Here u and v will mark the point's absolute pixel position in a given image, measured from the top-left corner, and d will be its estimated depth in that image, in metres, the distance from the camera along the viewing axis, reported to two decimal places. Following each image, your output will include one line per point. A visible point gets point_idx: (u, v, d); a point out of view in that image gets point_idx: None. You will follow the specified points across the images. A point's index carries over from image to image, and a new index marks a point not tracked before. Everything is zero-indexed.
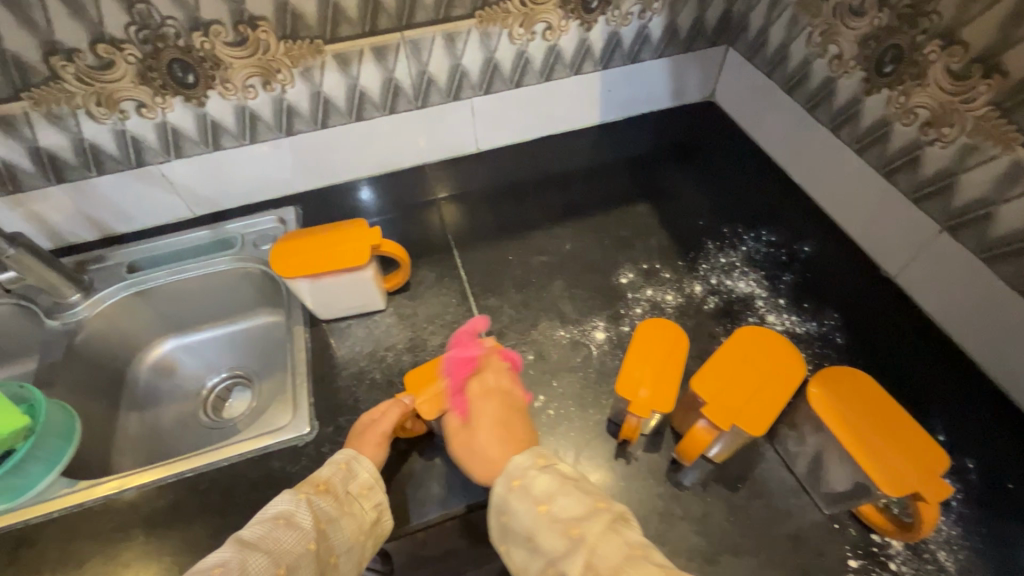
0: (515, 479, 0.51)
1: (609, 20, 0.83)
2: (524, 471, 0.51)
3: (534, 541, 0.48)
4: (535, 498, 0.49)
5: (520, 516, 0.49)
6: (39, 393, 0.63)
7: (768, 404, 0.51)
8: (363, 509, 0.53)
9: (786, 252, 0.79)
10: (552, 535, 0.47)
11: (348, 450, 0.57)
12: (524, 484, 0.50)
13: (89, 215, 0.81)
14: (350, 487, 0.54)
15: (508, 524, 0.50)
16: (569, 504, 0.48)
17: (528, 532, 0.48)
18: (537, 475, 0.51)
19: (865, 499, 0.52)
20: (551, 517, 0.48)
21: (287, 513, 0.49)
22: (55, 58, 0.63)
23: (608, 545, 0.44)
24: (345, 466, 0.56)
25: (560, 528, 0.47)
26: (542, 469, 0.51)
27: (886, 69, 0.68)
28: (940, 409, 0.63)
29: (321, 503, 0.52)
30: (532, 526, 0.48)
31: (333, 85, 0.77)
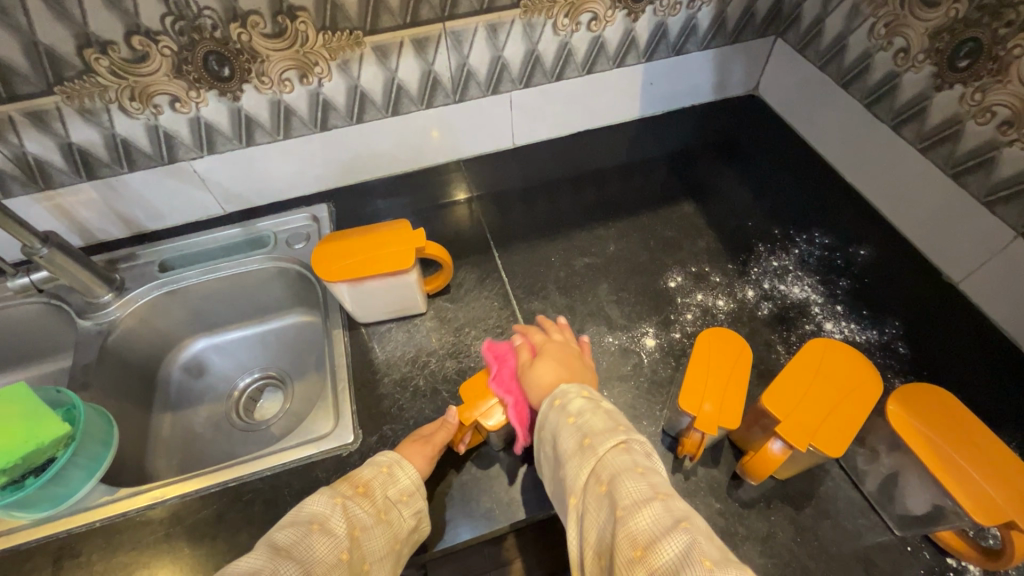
0: (557, 399, 0.51)
1: (656, 9, 0.79)
2: (567, 393, 0.51)
3: (557, 449, 0.48)
4: (566, 412, 0.50)
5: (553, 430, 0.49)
6: (78, 398, 0.61)
7: (846, 423, 0.48)
8: (401, 516, 0.51)
9: (841, 256, 0.76)
10: (568, 443, 0.47)
11: (393, 453, 0.55)
12: (563, 401, 0.51)
13: (120, 213, 0.79)
14: (389, 492, 0.52)
15: (541, 435, 0.51)
16: (596, 418, 0.48)
17: (552, 439, 0.49)
18: (579, 400, 0.50)
19: (946, 523, 0.49)
20: (574, 428, 0.48)
21: (321, 518, 0.47)
22: (88, 51, 0.61)
23: (614, 459, 0.45)
24: (387, 470, 0.53)
25: (579, 437, 0.47)
26: (582, 395, 0.51)
27: (960, 64, 0.64)
28: (1013, 424, 0.60)
29: (355, 507, 0.49)
30: (557, 435, 0.49)
31: (370, 79, 0.74)
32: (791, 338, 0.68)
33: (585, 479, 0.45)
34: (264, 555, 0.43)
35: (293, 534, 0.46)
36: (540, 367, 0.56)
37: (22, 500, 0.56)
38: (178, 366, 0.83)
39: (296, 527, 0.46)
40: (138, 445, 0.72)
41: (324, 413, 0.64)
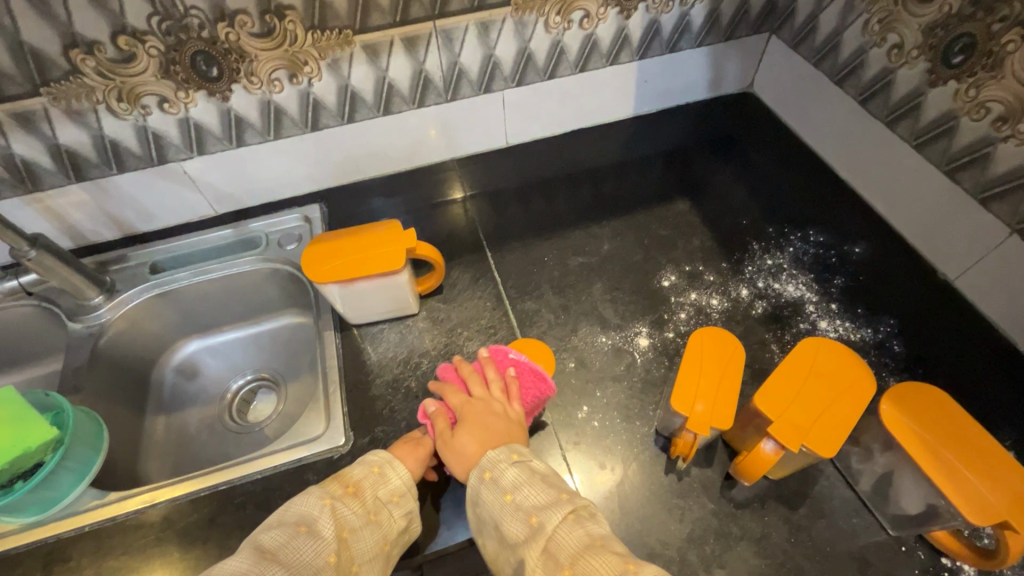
0: (486, 470, 0.50)
1: (649, 7, 0.79)
2: (495, 462, 0.51)
3: (501, 531, 0.48)
4: (502, 487, 0.49)
5: (490, 509, 0.49)
6: (66, 401, 0.61)
7: (838, 422, 0.48)
8: (392, 516, 0.51)
9: (836, 253, 0.76)
10: (513, 525, 0.47)
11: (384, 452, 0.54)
12: (494, 473, 0.50)
13: (110, 215, 0.78)
14: (379, 493, 0.51)
15: (480, 517, 0.50)
16: (533, 494, 0.48)
17: (495, 524, 0.49)
18: (508, 468, 0.50)
19: (940, 522, 0.48)
20: (515, 507, 0.48)
21: (308, 521, 0.47)
22: (75, 51, 0.60)
23: (567, 534, 0.45)
24: (378, 470, 0.52)
25: (523, 516, 0.47)
26: (512, 462, 0.51)
27: (954, 59, 0.63)
28: (1007, 422, 0.60)
29: (344, 508, 0.49)
30: (498, 516, 0.48)
31: (361, 78, 0.73)
32: (786, 337, 0.67)
33: (539, 560, 0.45)
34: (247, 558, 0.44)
35: (278, 538, 0.46)
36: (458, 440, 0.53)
37: (10, 504, 0.55)
38: (170, 369, 0.82)
39: (282, 530, 0.47)
40: (130, 448, 0.72)
41: (315, 415, 0.64)
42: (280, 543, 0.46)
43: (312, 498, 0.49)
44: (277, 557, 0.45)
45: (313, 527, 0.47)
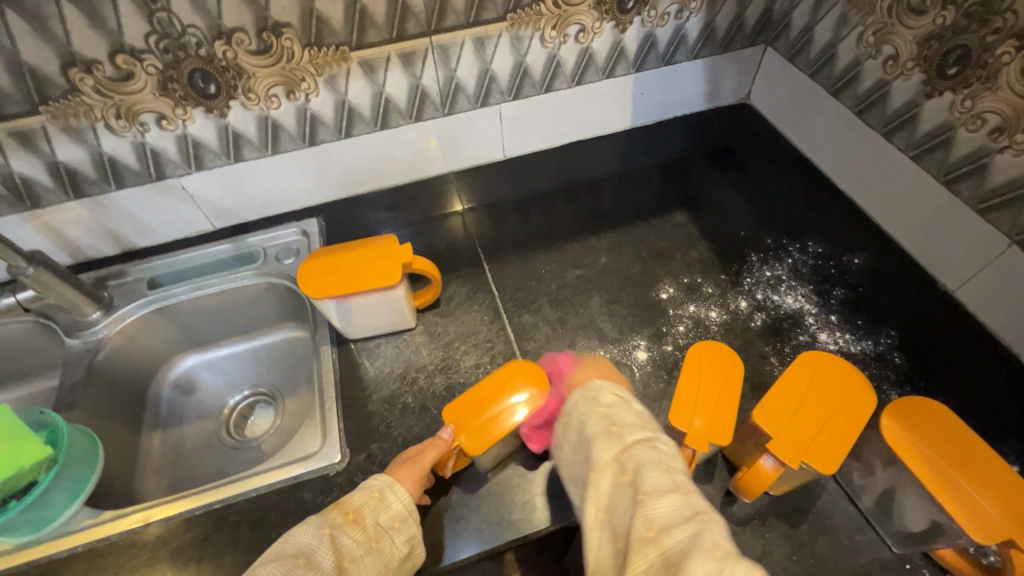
0: (589, 389, 0.51)
1: (644, 20, 0.79)
2: (601, 386, 0.51)
3: (581, 430, 0.48)
4: (598, 399, 0.49)
5: (577, 420, 0.49)
6: (61, 419, 0.60)
7: (837, 440, 0.47)
8: (394, 543, 0.50)
9: (835, 264, 0.75)
10: (595, 424, 0.47)
11: (385, 478, 0.53)
12: (594, 392, 0.50)
13: (108, 230, 0.78)
14: (380, 518, 0.50)
15: (566, 422, 0.50)
16: (623, 413, 0.48)
17: (577, 423, 0.49)
18: (608, 392, 0.50)
19: (944, 540, 0.47)
20: (603, 415, 0.48)
21: (307, 552, 0.46)
22: (73, 70, 0.60)
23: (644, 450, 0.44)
24: (379, 495, 0.52)
25: (611, 423, 0.47)
26: (614, 393, 0.50)
27: (950, 71, 0.63)
28: (1011, 435, 0.59)
29: (343, 537, 0.48)
30: (584, 423, 0.48)
31: (358, 93, 0.74)
32: (785, 350, 0.67)
33: (609, 465, 0.44)
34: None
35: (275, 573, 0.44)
36: (581, 375, 0.56)
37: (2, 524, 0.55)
38: (167, 385, 0.82)
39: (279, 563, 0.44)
40: (126, 465, 0.71)
41: (311, 431, 0.63)
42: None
43: (310, 527, 0.48)
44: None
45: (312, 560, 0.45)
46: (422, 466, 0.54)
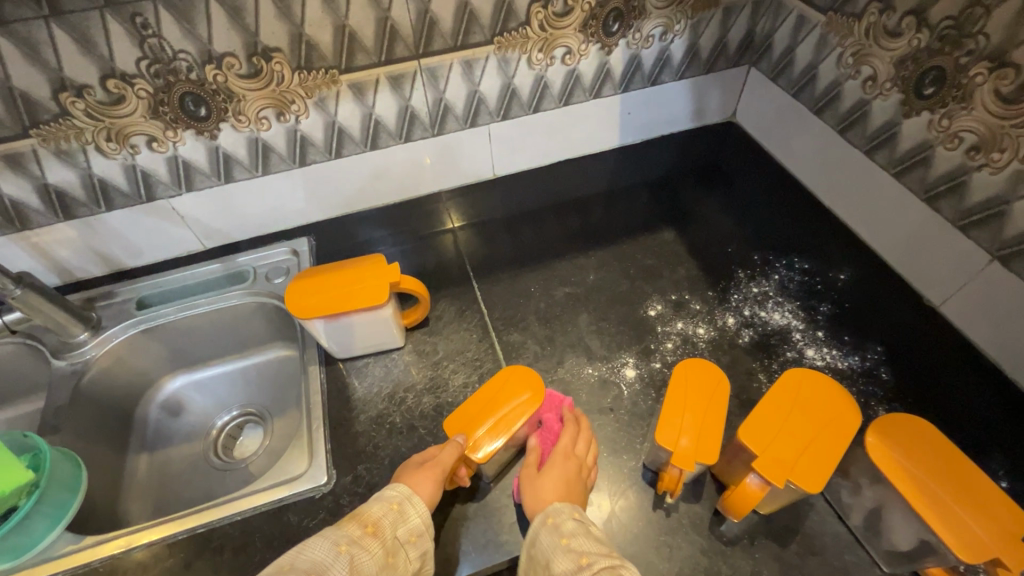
0: (549, 516, 0.50)
1: (629, 43, 0.81)
2: (562, 510, 0.50)
3: (549, 572, 0.47)
4: (560, 531, 0.48)
5: (544, 548, 0.48)
6: (44, 442, 0.60)
7: (823, 458, 0.47)
8: (407, 559, 0.49)
9: (821, 280, 0.76)
10: (563, 565, 0.46)
11: (406, 490, 0.52)
12: (555, 519, 0.49)
13: (98, 251, 0.78)
14: (398, 532, 0.50)
15: (532, 558, 0.49)
16: (588, 542, 0.47)
17: (546, 562, 0.47)
18: (568, 517, 0.50)
19: (933, 559, 0.47)
20: (568, 550, 0.46)
21: (321, 572, 0.44)
22: (64, 94, 0.61)
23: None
24: (397, 507, 0.51)
25: (576, 559, 0.45)
26: (574, 516, 0.50)
27: (926, 91, 0.65)
28: (999, 451, 0.59)
29: (361, 554, 0.47)
30: (549, 554, 0.47)
31: (347, 115, 0.75)
32: (773, 366, 0.67)
33: None
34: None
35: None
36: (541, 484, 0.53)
37: None
38: (155, 406, 0.82)
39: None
40: (111, 488, 0.70)
41: (298, 452, 0.63)
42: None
43: (326, 542, 0.46)
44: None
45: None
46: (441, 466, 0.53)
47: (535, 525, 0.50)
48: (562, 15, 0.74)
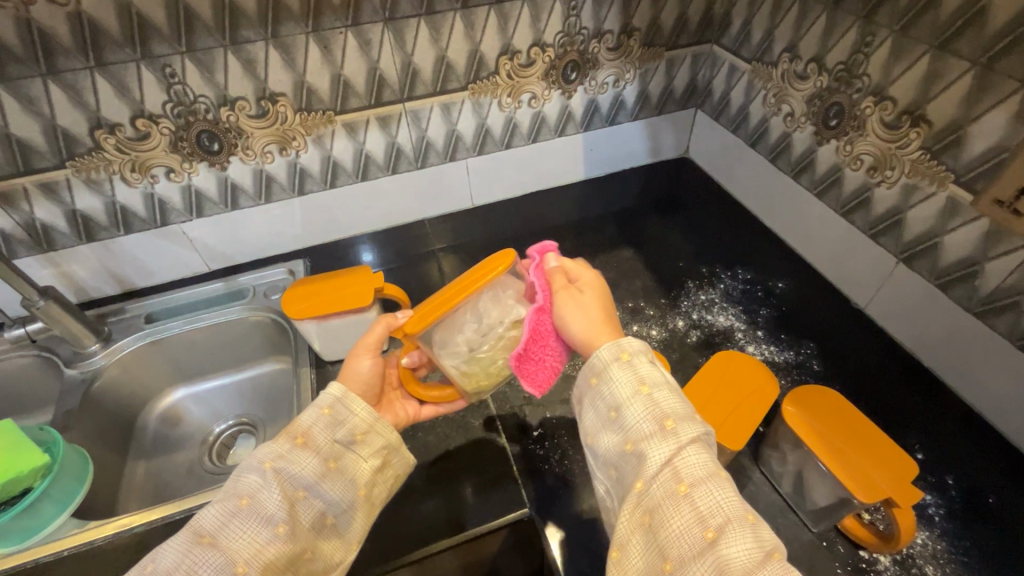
0: (624, 352, 0.48)
1: (587, 89, 0.94)
2: (636, 350, 0.48)
3: (620, 412, 0.45)
4: (639, 377, 0.46)
5: (618, 389, 0.46)
6: (58, 436, 0.66)
7: (744, 422, 0.57)
8: (357, 459, 0.52)
9: (762, 288, 0.85)
10: (642, 411, 0.45)
11: (337, 390, 0.54)
12: (633, 360, 0.47)
13: (114, 272, 0.87)
14: (337, 435, 0.52)
15: (597, 392, 0.47)
16: (671, 397, 0.45)
17: (611, 401, 0.46)
18: (648, 363, 0.47)
19: (847, 511, 0.54)
20: (650, 403, 0.45)
21: (251, 492, 0.47)
22: (99, 131, 0.72)
23: (695, 456, 0.42)
24: (329, 411, 0.52)
25: (662, 415, 0.44)
26: (652, 359, 0.48)
27: (832, 122, 0.77)
28: (916, 428, 0.67)
29: (290, 468, 0.49)
30: (625, 399, 0.45)
31: (341, 150, 0.86)
32: None
33: (660, 460, 0.42)
34: (185, 541, 0.45)
35: (218, 517, 0.47)
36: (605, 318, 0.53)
37: None
38: (156, 415, 0.87)
39: (225, 503, 0.47)
40: (111, 488, 0.75)
41: None
42: (219, 525, 0.46)
43: (254, 464, 0.49)
44: (215, 540, 0.45)
45: (254, 499, 0.47)
46: (367, 344, 0.57)
47: (599, 355, 0.48)
48: (527, 66, 0.87)
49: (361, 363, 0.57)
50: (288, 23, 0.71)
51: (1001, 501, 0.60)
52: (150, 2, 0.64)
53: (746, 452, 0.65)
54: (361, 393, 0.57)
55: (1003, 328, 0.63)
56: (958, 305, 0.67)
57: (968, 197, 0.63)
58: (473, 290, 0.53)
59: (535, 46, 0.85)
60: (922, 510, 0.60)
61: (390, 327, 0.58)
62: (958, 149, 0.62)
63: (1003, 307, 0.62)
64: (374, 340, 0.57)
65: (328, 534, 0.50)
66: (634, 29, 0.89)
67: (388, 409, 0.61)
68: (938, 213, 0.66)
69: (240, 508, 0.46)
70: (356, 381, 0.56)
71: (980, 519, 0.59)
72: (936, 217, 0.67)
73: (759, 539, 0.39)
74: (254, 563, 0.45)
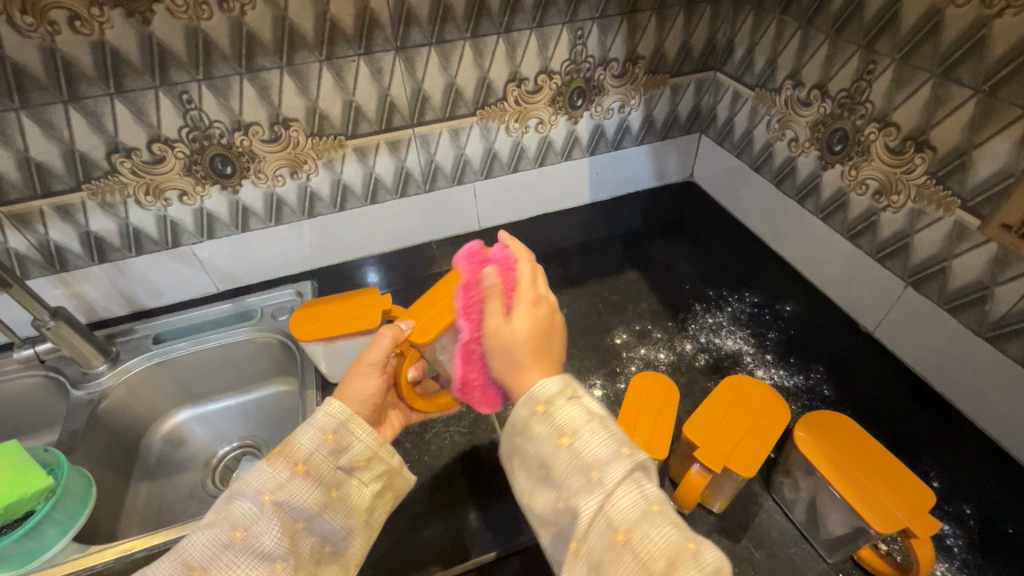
0: (539, 403, 0.44)
1: (592, 114, 0.95)
2: (551, 396, 0.44)
3: (546, 470, 0.43)
4: (558, 428, 0.43)
5: (539, 444, 0.44)
6: (63, 457, 0.66)
7: (756, 446, 0.57)
8: (359, 486, 0.51)
9: (769, 311, 0.85)
10: (593, 445, 0.42)
11: (341, 412, 0.51)
12: (547, 409, 0.44)
13: (124, 292, 0.88)
14: (340, 461, 0.50)
15: (522, 452, 0.45)
16: (594, 443, 0.42)
17: (561, 429, 0.43)
18: (564, 405, 0.44)
19: (862, 542, 0.54)
20: (572, 456, 0.42)
21: (246, 524, 0.45)
22: (116, 155, 0.74)
23: (627, 500, 0.40)
24: (332, 437, 0.50)
25: (615, 444, 0.42)
26: (569, 398, 0.44)
27: (836, 147, 0.78)
28: (931, 455, 0.66)
29: (290, 499, 0.47)
30: (548, 455, 0.43)
31: (351, 173, 0.87)
32: None
33: (592, 515, 0.40)
34: (175, 571, 0.43)
35: (210, 549, 0.45)
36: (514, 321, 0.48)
37: None
38: (160, 437, 0.87)
39: (218, 532, 0.45)
40: (114, 511, 0.74)
41: None
42: (210, 557, 0.44)
43: (250, 490, 0.47)
44: (207, 573, 0.44)
45: (251, 532, 0.45)
46: (370, 360, 0.54)
47: (545, 386, 0.45)
48: (534, 92, 0.89)
49: (365, 381, 0.54)
50: (302, 51, 0.73)
51: (1021, 533, 0.59)
52: (170, 32, 0.66)
53: (757, 479, 0.64)
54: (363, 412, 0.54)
55: (1016, 353, 0.62)
56: (968, 329, 0.66)
57: (975, 222, 0.63)
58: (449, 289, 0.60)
59: (542, 73, 0.87)
60: (940, 541, 0.59)
61: (397, 338, 0.56)
62: (963, 174, 0.62)
63: (1014, 331, 0.62)
64: (377, 356, 0.55)
65: (326, 561, 0.49)
66: (639, 57, 0.91)
67: (386, 426, 0.59)
68: (945, 237, 0.66)
69: (234, 540, 0.45)
70: (362, 402, 0.53)
71: (1001, 552, 0.58)
72: (944, 241, 0.67)
73: (704, 567, 0.38)
74: None
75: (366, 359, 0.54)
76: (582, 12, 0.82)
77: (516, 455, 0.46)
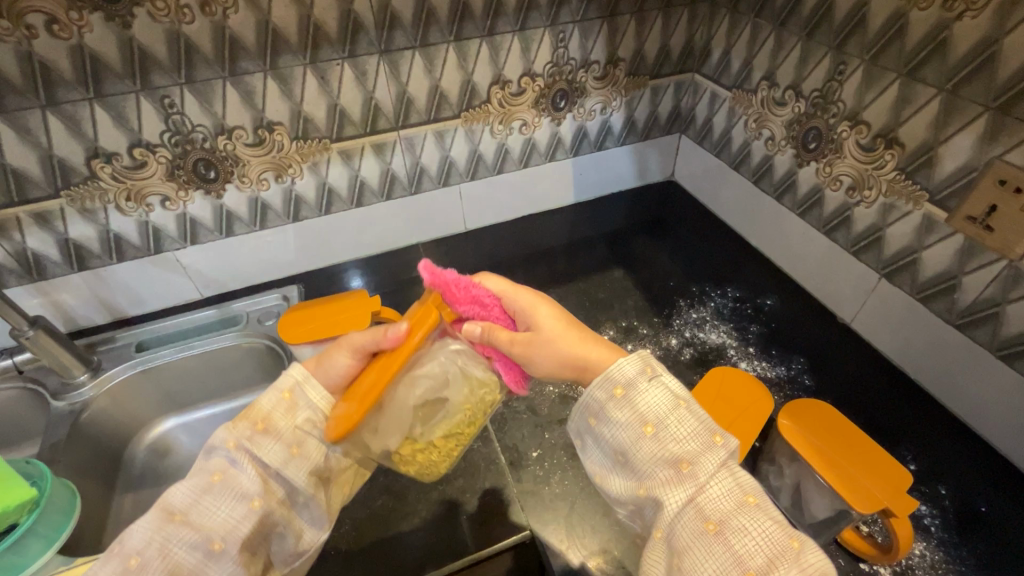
0: (618, 386, 0.46)
1: (575, 116, 0.97)
2: (631, 378, 0.46)
3: (628, 457, 0.45)
4: (641, 414, 0.45)
5: (620, 430, 0.45)
6: (47, 468, 0.64)
7: (742, 436, 0.60)
8: (321, 444, 0.52)
9: (751, 305, 0.87)
10: (679, 434, 0.43)
11: (298, 373, 0.53)
12: (628, 391, 0.46)
13: (104, 300, 0.86)
14: (298, 421, 0.51)
15: (596, 436, 0.47)
16: (683, 431, 0.43)
17: (644, 416, 0.45)
18: (646, 388, 0.45)
19: (845, 524, 0.56)
20: (657, 442, 0.44)
21: (222, 468, 0.47)
22: (96, 161, 0.72)
23: (718, 489, 0.41)
24: (289, 395, 0.52)
25: (706, 433, 0.44)
26: (649, 381, 0.46)
27: (811, 145, 0.80)
28: (907, 439, 0.69)
29: (255, 449, 0.49)
30: (632, 443, 0.45)
31: (337, 176, 0.87)
32: None
33: (681, 506, 0.42)
34: (155, 520, 0.45)
35: (190, 495, 0.46)
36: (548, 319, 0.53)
37: None
38: (144, 446, 0.85)
39: (196, 479, 0.47)
40: (99, 524, 0.73)
41: None
42: (190, 502, 0.46)
43: (219, 441, 0.49)
44: (187, 518, 0.45)
45: (228, 475, 0.47)
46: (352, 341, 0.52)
47: (624, 369, 0.46)
48: (517, 94, 0.90)
49: (338, 358, 0.53)
50: (286, 55, 0.73)
51: (994, 510, 0.62)
52: (151, 36, 0.65)
53: (744, 467, 0.66)
54: (327, 385, 0.54)
55: (984, 338, 0.65)
56: (940, 317, 0.69)
57: (942, 214, 0.66)
58: (428, 331, 0.50)
59: (525, 76, 0.88)
60: (918, 520, 0.62)
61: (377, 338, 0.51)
62: (930, 169, 0.65)
63: (980, 318, 0.65)
64: (356, 340, 0.52)
65: (300, 511, 0.52)
66: (619, 59, 0.93)
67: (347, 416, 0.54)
68: (915, 230, 0.69)
69: (213, 484, 0.47)
70: (326, 372, 0.53)
71: (975, 529, 0.61)
72: (914, 233, 0.70)
73: (807, 567, 0.37)
74: (230, 539, 0.45)
75: (354, 338, 0.53)
76: (563, 16, 0.84)
77: (589, 437, 0.48)
